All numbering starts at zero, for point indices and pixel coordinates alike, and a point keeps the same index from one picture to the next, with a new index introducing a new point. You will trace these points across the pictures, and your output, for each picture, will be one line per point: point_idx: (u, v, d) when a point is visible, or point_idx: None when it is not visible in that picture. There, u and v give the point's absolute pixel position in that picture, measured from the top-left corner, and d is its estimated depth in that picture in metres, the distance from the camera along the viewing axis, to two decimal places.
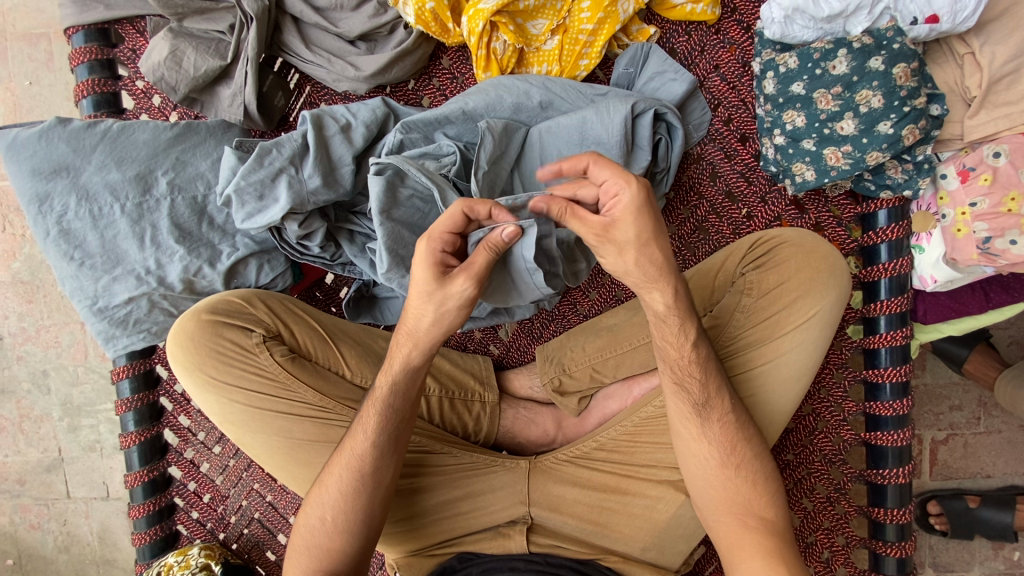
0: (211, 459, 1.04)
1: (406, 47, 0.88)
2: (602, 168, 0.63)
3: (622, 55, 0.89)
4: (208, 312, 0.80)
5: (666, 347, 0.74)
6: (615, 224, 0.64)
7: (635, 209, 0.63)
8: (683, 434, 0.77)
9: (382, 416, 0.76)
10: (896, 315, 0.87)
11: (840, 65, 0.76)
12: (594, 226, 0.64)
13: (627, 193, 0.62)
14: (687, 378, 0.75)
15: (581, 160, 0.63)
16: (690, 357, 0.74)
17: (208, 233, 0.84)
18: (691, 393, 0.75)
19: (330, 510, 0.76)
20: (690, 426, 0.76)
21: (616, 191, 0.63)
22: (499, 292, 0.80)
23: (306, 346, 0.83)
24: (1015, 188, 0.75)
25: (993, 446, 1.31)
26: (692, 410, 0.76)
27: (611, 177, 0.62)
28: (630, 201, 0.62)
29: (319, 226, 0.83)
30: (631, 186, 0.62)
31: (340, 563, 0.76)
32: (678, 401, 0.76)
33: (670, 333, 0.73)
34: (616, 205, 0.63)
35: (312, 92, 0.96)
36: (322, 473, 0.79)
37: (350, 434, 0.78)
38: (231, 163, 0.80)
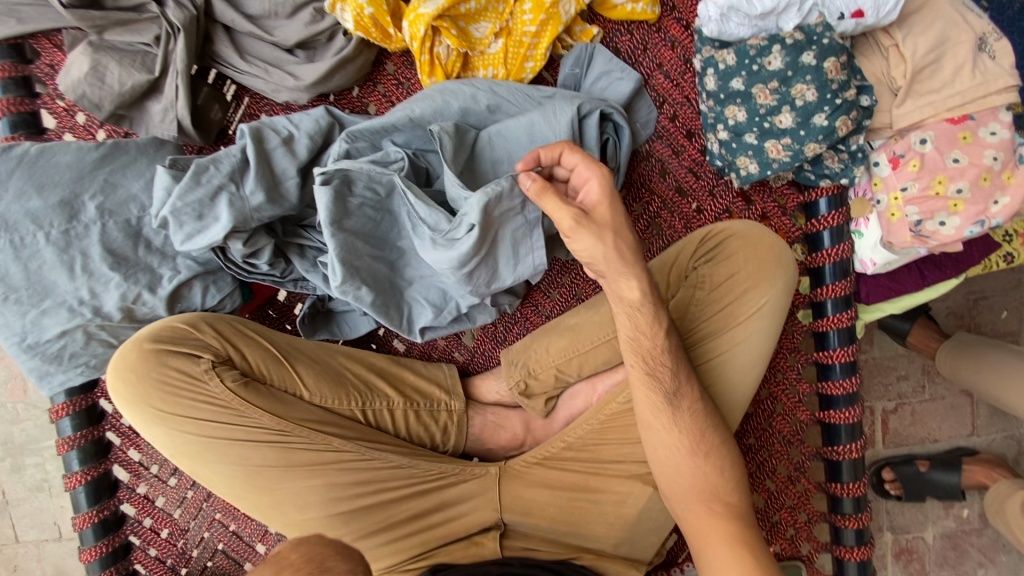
0: (167, 492, 0.99)
1: (347, 54, 0.85)
2: (574, 153, 0.70)
3: (567, 56, 0.89)
4: (149, 341, 0.75)
5: (639, 337, 0.75)
6: (592, 208, 0.70)
7: (607, 196, 0.69)
8: (653, 424, 0.77)
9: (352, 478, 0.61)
10: (841, 297, 0.90)
11: (775, 60, 0.79)
12: (573, 208, 0.68)
13: (596, 180, 0.69)
14: (658, 368, 0.76)
15: (557, 148, 0.71)
16: (657, 348, 0.76)
17: (146, 257, 0.79)
18: (653, 388, 0.76)
19: None
20: (656, 418, 0.77)
21: (586, 176, 0.70)
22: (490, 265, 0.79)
23: (259, 370, 0.80)
24: (941, 172, 0.80)
25: (939, 411, 1.39)
26: (664, 400, 0.77)
27: (581, 162, 0.70)
28: (599, 187, 0.70)
29: (266, 243, 0.81)
30: (599, 174, 0.69)
31: None
32: (649, 392, 0.77)
33: (643, 323, 0.74)
34: (588, 191, 0.70)
35: (251, 103, 0.92)
36: None
37: None
38: (164, 183, 0.76)
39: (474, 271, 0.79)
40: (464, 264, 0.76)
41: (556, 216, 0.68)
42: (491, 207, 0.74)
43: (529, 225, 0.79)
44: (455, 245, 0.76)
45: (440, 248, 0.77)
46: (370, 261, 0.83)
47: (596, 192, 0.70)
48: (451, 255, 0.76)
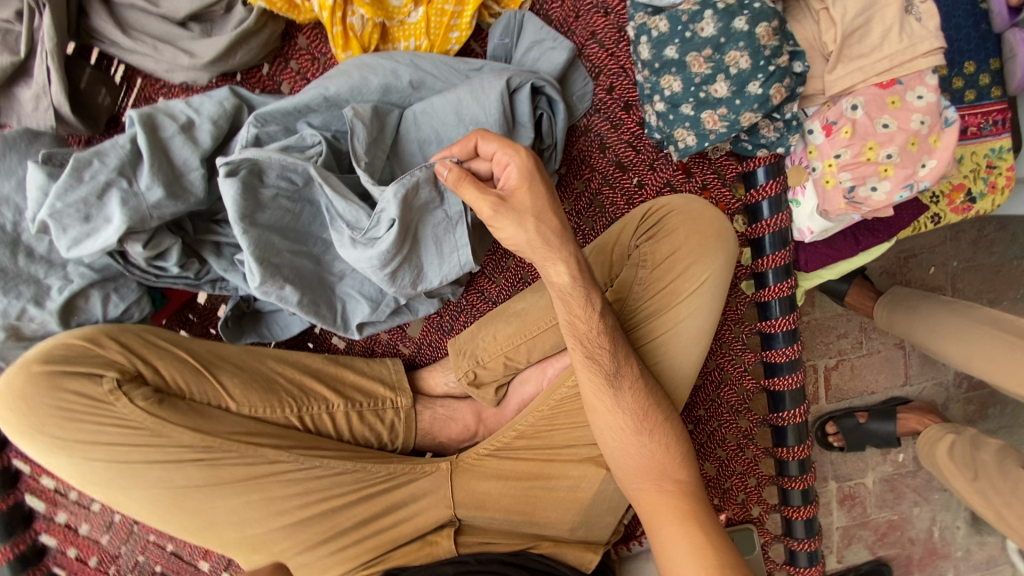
0: (91, 519, 0.92)
1: (248, 27, 0.76)
2: (491, 141, 0.66)
3: (495, 25, 0.83)
4: (39, 362, 0.67)
5: (575, 321, 0.73)
6: (512, 194, 0.66)
7: (526, 178, 0.65)
8: (598, 408, 0.76)
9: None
10: (781, 267, 0.90)
11: (707, 26, 0.75)
12: (491, 195, 0.65)
13: (515, 163, 0.65)
14: (597, 351, 0.74)
15: (470, 140, 0.67)
16: (594, 331, 0.74)
17: (30, 268, 0.70)
18: (600, 366, 0.75)
19: None
20: (600, 401, 0.76)
21: (505, 161, 0.66)
22: (411, 266, 0.76)
23: (176, 382, 0.73)
24: (871, 138, 0.80)
25: (876, 365, 1.46)
26: (605, 382, 0.75)
27: (499, 149, 0.65)
28: (518, 171, 0.66)
29: (171, 242, 0.72)
30: (518, 157, 0.65)
31: None
32: (591, 375, 0.75)
33: (577, 308, 0.72)
34: (507, 177, 0.66)
35: (145, 85, 0.82)
36: None
37: None
38: (39, 182, 0.67)
39: (397, 271, 0.75)
40: (385, 263, 0.72)
41: (476, 207, 0.65)
42: (412, 196, 0.70)
43: (450, 223, 0.76)
44: (375, 244, 0.71)
45: (360, 247, 0.72)
46: (291, 257, 0.77)
47: (514, 176, 0.65)
48: (372, 255, 0.71)
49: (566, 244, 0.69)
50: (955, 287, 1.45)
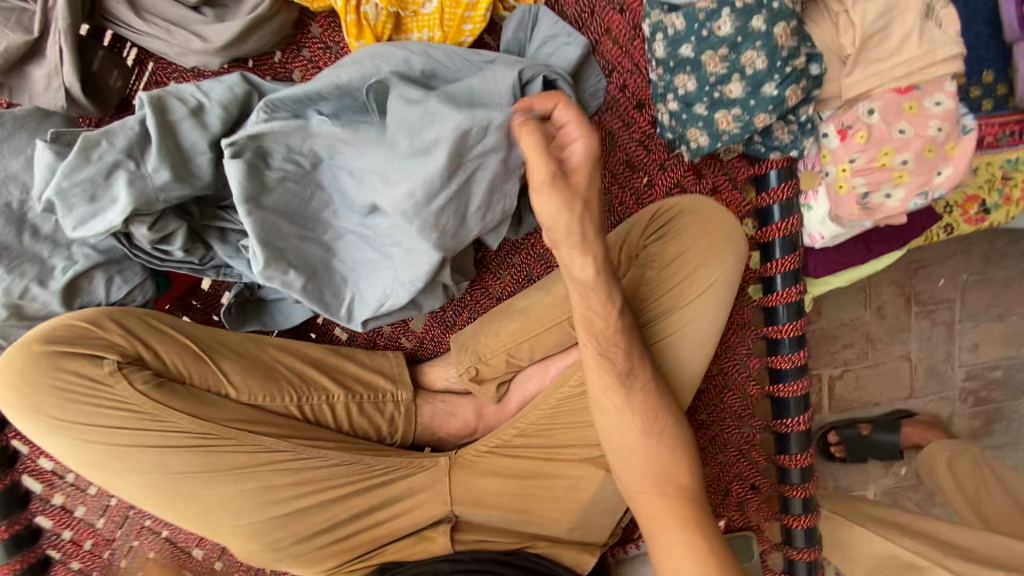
0: (88, 501, 0.91)
1: (262, 13, 0.76)
2: (571, 110, 0.65)
3: (509, 19, 0.82)
4: (40, 341, 0.67)
5: (591, 317, 0.72)
6: (573, 168, 0.63)
7: (591, 158, 0.63)
8: (607, 407, 0.75)
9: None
10: (789, 272, 0.89)
11: (724, 25, 0.74)
12: (552, 161, 0.61)
13: (582, 140, 0.63)
14: (611, 348, 0.73)
15: (552, 99, 0.66)
16: (610, 329, 0.72)
17: (34, 246, 0.70)
18: (613, 364, 0.73)
19: None
20: (608, 400, 0.75)
21: (574, 136, 0.64)
22: (456, 211, 0.74)
23: (176, 367, 0.73)
24: (887, 143, 0.79)
25: (880, 377, 1.44)
26: (616, 380, 0.74)
27: (575, 121, 0.64)
28: (585, 150, 0.63)
29: (177, 226, 0.72)
30: (590, 135, 0.63)
31: None
32: (601, 372, 0.74)
33: (595, 303, 0.71)
34: (572, 152, 0.64)
35: (157, 69, 0.82)
36: None
37: None
38: (47, 161, 0.66)
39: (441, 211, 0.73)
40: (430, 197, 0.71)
41: (530, 167, 0.61)
42: (466, 143, 0.71)
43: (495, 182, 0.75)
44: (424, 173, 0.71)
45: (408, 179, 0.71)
46: (297, 243, 0.77)
47: (581, 151, 0.63)
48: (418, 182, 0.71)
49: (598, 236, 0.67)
50: (963, 300, 1.43)
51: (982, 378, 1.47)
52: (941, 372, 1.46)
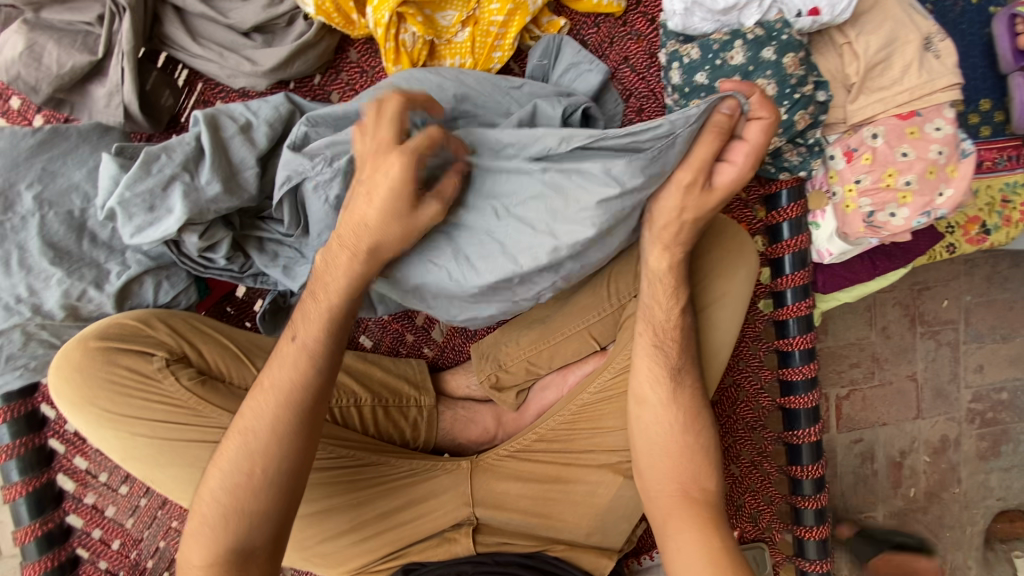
0: (118, 501, 0.94)
1: (307, 39, 0.82)
2: (757, 135, 0.66)
3: (535, 48, 0.89)
4: (96, 338, 0.71)
5: (654, 309, 0.77)
6: (715, 182, 0.68)
7: (732, 186, 0.68)
8: (651, 399, 0.78)
9: (309, 363, 0.67)
10: (800, 286, 0.93)
11: (737, 55, 0.80)
12: (702, 173, 0.66)
13: (733, 170, 0.67)
14: (668, 341, 0.78)
15: (762, 112, 0.65)
16: (669, 322, 0.77)
17: (92, 251, 0.74)
18: (668, 357, 0.78)
19: (246, 460, 0.65)
20: (653, 393, 0.78)
21: (732, 160, 0.67)
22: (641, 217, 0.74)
23: (217, 366, 0.76)
24: (891, 165, 0.84)
25: (888, 397, 1.46)
26: (667, 373, 0.78)
27: (749, 149, 0.66)
28: (732, 177, 0.68)
29: (223, 235, 0.77)
30: (743, 168, 0.67)
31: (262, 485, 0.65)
32: (653, 364, 0.78)
33: (661, 294, 0.77)
34: (724, 171, 0.68)
35: (205, 89, 0.87)
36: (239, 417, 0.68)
37: (256, 401, 0.67)
38: (110, 172, 0.72)
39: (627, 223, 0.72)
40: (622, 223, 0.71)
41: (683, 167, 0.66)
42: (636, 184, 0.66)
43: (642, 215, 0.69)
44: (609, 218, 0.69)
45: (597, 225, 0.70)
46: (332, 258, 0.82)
47: (728, 175, 0.67)
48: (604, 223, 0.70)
49: (687, 240, 0.73)
50: (968, 321, 1.47)
51: (989, 400, 1.49)
52: (948, 393, 1.48)
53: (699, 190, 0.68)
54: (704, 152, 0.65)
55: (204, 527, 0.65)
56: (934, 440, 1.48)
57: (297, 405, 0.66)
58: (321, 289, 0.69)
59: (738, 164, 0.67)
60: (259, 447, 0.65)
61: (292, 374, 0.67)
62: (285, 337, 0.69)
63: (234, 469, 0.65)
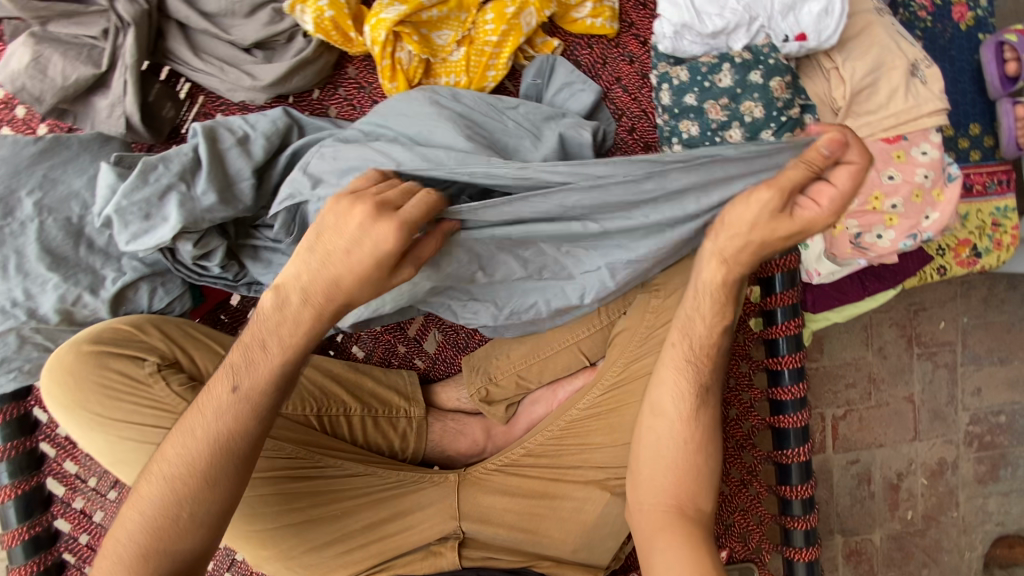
0: (107, 506, 0.95)
1: (306, 56, 0.85)
2: (848, 180, 0.62)
3: (529, 67, 0.90)
4: (89, 342, 0.71)
5: (693, 322, 0.75)
6: (797, 212, 0.64)
7: (811, 226, 0.64)
8: (669, 412, 0.76)
9: (250, 413, 0.64)
10: (789, 305, 0.94)
11: (725, 78, 0.83)
12: (780, 201, 0.63)
13: (815, 213, 0.63)
14: (699, 357, 0.76)
15: (860, 158, 0.61)
16: (706, 338, 0.75)
17: (89, 258, 0.75)
18: (697, 372, 0.76)
19: (171, 503, 0.62)
20: (673, 407, 0.76)
21: (815, 199, 0.63)
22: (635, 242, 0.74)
23: (208, 373, 0.78)
24: (876, 189, 0.86)
25: (884, 418, 1.45)
26: (692, 390, 0.76)
27: (839, 191, 0.62)
28: (808, 218, 0.64)
29: (218, 244, 0.78)
30: (828, 214, 0.63)
31: (182, 531, 0.63)
32: (679, 378, 0.76)
33: (705, 310, 0.74)
34: (806, 206, 0.64)
35: (206, 102, 0.89)
36: (162, 455, 0.64)
37: (182, 441, 0.63)
38: (109, 181, 0.73)
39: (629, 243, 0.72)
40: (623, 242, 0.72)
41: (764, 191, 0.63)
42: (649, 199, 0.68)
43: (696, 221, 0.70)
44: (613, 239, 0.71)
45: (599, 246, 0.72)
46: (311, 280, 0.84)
47: (807, 214, 0.63)
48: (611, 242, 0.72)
49: (751, 263, 0.69)
50: (965, 343, 1.47)
51: (987, 423, 1.48)
52: (946, 415, 1.47)
53: (775, 217, 0.64)
54: (794, 179, 0.62)
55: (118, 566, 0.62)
56: (931, 463, 1.47)
57: (235, 453, 0.64)
58: (272, 341, 0.64)
59: (823, 206, 0.63)
60: (187, 492, 0.62)
61: (225, 421, 0.63)
62: (223, 380, 0.64)
63: (157, 511, 0.62)
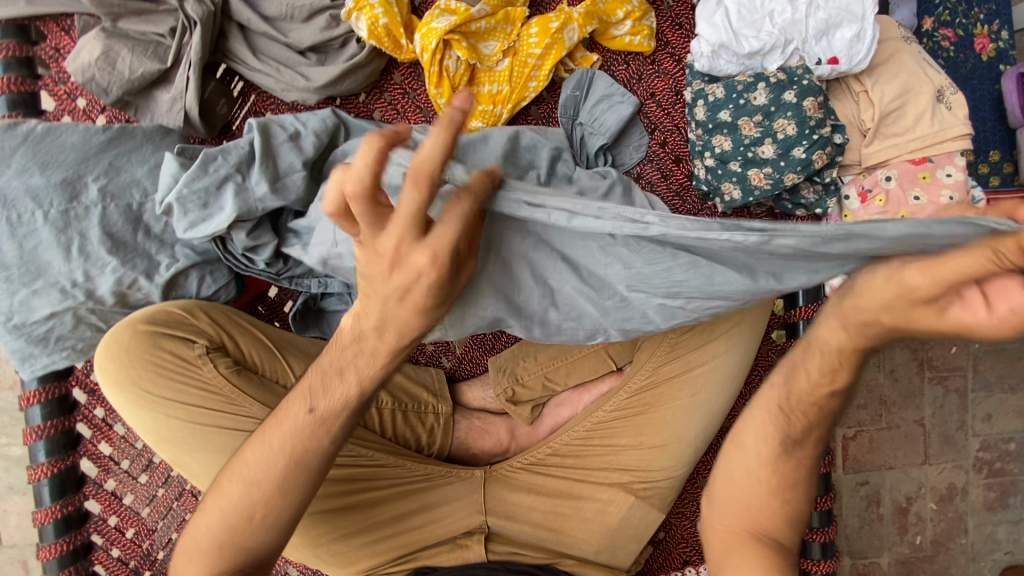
0: (136, 490, 0.96)
1: (359, 60, 0.89)
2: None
3: (569, 79, 0.94)
4: (144, 322, 0.74)
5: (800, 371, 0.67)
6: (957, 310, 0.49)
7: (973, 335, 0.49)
8: (748, 449, 0.71)
9: (323, 431, 0.65)
10: (811, 319, 0.96)
11: (760, 96, 0.86)
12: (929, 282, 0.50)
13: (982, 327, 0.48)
14: (795, 411, 0.68)
15: None
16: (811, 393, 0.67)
17: (144, 243, 0.79)
18: (789, 425, 0.68)
19: (248, 506, 0.65)
20: (753, 445, 0.70)
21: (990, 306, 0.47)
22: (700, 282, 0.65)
23: (252, 359, 0.80)
24: (903, 209, 0.88)
25: (894, 440, 1.46)
26: (780, 438, 0.69)
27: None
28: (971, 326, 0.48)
29: (268, 239, 0.80)
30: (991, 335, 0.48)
31: (254, 534, 0.66)
32: (767, 421, 0.70)
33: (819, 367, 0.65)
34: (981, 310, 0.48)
35: (258, 101, 0.93)
36: (242, 458, 0.67)
37: (262, 447, 0.66)
38: (171, 170, 0.77)
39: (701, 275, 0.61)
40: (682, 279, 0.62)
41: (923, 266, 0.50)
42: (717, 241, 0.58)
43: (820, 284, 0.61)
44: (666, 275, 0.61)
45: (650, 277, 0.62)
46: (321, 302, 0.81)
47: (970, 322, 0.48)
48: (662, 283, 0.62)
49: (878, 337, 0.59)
50: (976, 369, 1.48)
51: (997, 450, 1.49)
52: (956, 440, 1.48)
53: (918, 306, 0.51)
54: (960, 271, 0.47)
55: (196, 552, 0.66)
56: (940, 488, 1.48)
57: (307, 467, 0.66)
58: (351, 372, 0.65)
59: (995, 315, 0.47)
60: (261, 498, 0.65)
61: (300, 439, 0.65)
62: (301, 400, 0.66)
63: (234, 512, 0.66)
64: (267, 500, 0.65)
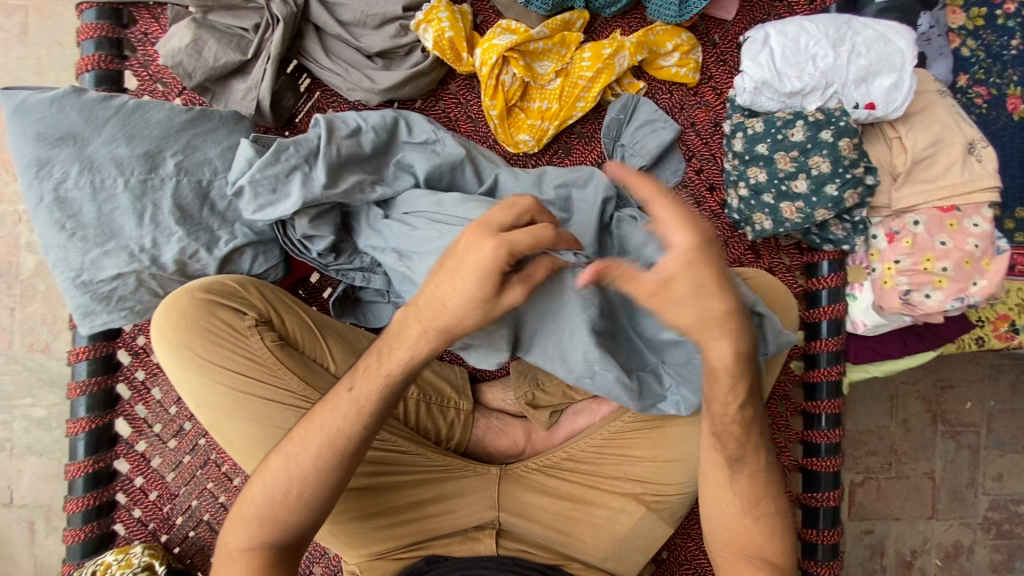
0: (164, 454, 0.99)
1: (422, 68, 0.94)
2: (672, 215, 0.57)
3: (614, 102, 0.99)
4: (202, 290, 0.79)
5: None
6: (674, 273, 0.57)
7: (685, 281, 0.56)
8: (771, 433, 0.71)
9: (357, 417, 0.72)
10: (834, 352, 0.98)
11: (798, 133, 0.90)
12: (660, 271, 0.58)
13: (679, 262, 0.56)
14: None
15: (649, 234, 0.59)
16: None
17: (208, 218, 0.84)
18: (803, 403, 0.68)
19: (289, 481, 0.72)
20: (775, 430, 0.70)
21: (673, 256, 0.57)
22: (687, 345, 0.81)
23: (294, 336, 0.84)
24: (929, 252, 0.92)
25: (902, 491, 1.46)
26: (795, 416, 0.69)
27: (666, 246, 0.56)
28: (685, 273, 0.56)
29: (325, 232, 0.85)
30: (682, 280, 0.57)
31: (292, 511, 0.72)
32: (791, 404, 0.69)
33: None
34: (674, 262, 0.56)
35: (321, 97, 0.99)
36: (286, 442, 0.74)
37: (304, 428, 0.73)
38: (247, 155, 0.82)
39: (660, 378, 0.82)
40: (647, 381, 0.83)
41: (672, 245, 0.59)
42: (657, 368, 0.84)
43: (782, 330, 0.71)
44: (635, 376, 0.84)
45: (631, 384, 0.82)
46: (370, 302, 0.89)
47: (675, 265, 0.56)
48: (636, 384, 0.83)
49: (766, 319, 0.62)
50: (990, 427, 1.46)
51: (1006, 511, 1.47)
52: (964, 497, 1.47)
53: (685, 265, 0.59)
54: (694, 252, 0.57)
55: (243, 525, 0.73)
56: (946, 545, 1.46)
57: (341, 451, 0.72)
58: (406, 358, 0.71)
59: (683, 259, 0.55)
60: (298, 475, 0.72)
61: (340, 421, 0.72)
62: (343, 384, 0.74)
63: (275, 485, 0.72)
64: (305, 482, 0.72)
